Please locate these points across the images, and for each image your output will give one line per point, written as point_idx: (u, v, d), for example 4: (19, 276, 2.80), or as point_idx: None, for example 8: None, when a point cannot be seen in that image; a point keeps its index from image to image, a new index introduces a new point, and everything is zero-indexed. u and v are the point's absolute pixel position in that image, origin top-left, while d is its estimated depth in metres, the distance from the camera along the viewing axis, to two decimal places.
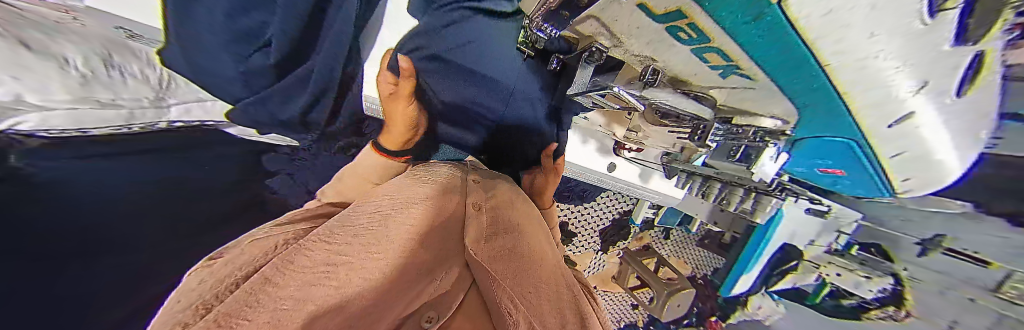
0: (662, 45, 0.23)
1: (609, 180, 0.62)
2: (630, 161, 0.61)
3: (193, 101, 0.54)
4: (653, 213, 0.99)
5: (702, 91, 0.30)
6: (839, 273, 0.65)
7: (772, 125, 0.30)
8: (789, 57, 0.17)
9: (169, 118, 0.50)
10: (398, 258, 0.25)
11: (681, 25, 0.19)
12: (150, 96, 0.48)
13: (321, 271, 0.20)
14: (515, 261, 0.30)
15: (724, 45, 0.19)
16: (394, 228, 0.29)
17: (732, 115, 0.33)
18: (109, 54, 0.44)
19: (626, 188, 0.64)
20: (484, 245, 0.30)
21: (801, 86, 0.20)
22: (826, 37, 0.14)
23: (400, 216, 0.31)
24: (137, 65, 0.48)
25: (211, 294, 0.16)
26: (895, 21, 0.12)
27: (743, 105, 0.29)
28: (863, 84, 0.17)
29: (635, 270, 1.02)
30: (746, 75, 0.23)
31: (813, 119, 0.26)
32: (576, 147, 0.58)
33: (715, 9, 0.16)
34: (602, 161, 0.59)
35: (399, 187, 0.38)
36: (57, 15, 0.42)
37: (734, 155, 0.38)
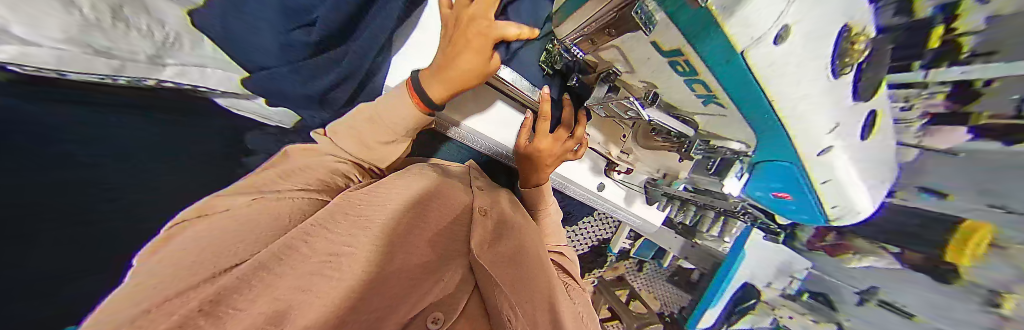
0: (661, 73, 0.27)
1: (598, 199, 0.66)
2: (618, 183, 0.65)
3: None
4: (629, 245, 1.05)
5: (688, 115, 0.35)
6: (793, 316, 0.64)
7: (738, 147, 0.34)
8: (748, 98, 0.21)
9: (167, 78, 0.45)
10: (401, 257, 0.26)
11: (678, 59, 0.23)
12: None
13: (322, 261, 0.21)
14: (514, 268, 0.31)
15: (706, 79, 0.23)
16: (389, 220, 0.28)
17: (709, 139, 0.38)
18: None
19: (612, 210, 0.68)
20: (488, 250, 0.31)
21: (760, 123, 0.24)
22: (768, 84, 0.18)
23: (399, 206, 0.31)
24: None
25: (197, 283, 0.16)
26: (811, 76, 0.16)
27: (718, 131, 0.33)
28: (800, 129, 0.22)
29: (608, 300, 1.06)
30: (719, 104, 0.26)
31: (766, 151, 0.30)
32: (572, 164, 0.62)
33: (700, 52, 0.19)
34: (593, 180, 0.63)
35: (413, 180, 0.38)
36: None
37: (712, 168, 0.43)
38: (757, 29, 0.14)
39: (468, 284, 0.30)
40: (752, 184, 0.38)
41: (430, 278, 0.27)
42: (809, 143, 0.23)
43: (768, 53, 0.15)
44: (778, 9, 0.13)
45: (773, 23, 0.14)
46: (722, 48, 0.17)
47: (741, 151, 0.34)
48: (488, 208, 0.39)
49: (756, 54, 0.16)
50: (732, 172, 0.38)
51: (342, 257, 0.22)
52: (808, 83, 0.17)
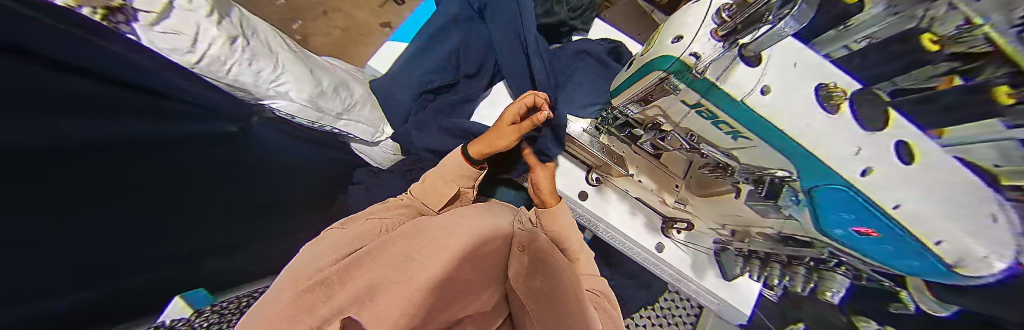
0: (693, 119, 0.29)
1: (659, 263, 0.57)
2: (683, 247, 0.55)
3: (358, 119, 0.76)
4: None
5: (728, 150, 0.29)
6: None
7: (783, 175, 0.25)
8: (770, 138, 0.21)
9: (335, 125, 0.72)
10: (444, 269, 0.36)
11: (704, 111, 0.26)
12: (338, 110, 0.70)
13: (395, 261, 0.37)
14: (551, 306, 0.37)
15: (727, 119, 0.24)
16: (435, 248, 0.38)
17: (757, 167, 0.27)
18: (338, 85, 0.72)
19: (675, 279, 0.58)
20: (524, 285, 0.39)
21: (808, 175, 0.22)
22: (782, 123, 0.20)
23: (439, 240, 0.39)
24: (346, 93, 0.73)
25: (323, 268, 0.36)
26: (809, 119, 0.19)
27: (757, 162, 0.26)
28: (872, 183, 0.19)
29: None
30: (746, 139, 0.24)
31: (841, 221, 0.23)
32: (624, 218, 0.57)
33: (716, 105, 0.23)
34: (651, 239, 0.56)
35: (464, 216, 0.44)
36: (347, 70, 0.83)
37: (762, 193, 0.30)
38: (750, 83, 0.21)
39: (503, 311, 0.40)
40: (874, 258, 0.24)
41: (471, 297, 0.37)
42: (885, 194, 0.19)
43: (765, 101, 0.20)
44: (756, 75, 0.20)
45: (757, 81, 0.20)
46: (728, 102, 0.22)
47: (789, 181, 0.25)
48: (528, 243, 0.44)
49: (755, 102, 0.20)
50: (783, 195, 0.27)
51: (408, 275, 0.34)
52: (814, 126, 0.19)
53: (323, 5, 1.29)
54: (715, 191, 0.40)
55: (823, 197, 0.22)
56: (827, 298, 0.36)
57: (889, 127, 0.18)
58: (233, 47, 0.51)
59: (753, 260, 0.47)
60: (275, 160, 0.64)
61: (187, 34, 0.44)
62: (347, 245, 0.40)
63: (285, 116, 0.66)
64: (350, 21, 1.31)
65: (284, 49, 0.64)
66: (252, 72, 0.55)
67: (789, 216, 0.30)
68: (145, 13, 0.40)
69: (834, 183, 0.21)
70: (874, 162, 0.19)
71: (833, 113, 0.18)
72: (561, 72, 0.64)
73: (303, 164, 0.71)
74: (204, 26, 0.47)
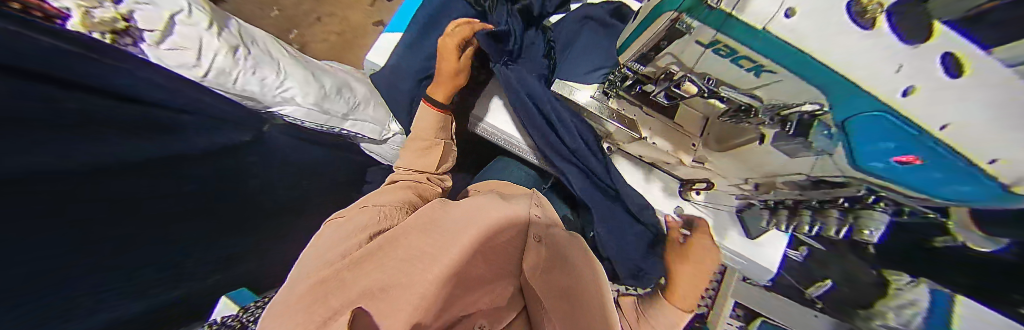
0: (708, 60, 0.27)
1: None
2: (703, 210, 0.55)
3: (365, 119, 0.76)
4: None
5: (750, 90, 0.28)
6: None
7: (812, 108, 0.24)
8: (788, 57, 0.20)
9: (341, 127, 0.73)
10: (457, 266, 0.33)
11: (718, 47, 0.24)
12: (344, 112, 0.71)
13: (409, 254, 0.34)
14: (565, 302, 0.39)
15: (748, 54, 0.22)
16: (451, 244, 0.35)
17: (783, 103, 0.27)
18: (342, 86, 0.73)
19: None
20: (541, 279, 0.39)
21: (837, 91, 0.20)
22: (803, 43, 0.18)
23: (458, 233, 0.36)
24: (351, 94, 0.73)
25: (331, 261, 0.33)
26: (830, 37, 0.17)
27: (783, 96, 0.26)
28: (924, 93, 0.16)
29: None
30: (768, 73, 0.23)
31: (880, 140, 0.21)
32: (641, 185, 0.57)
33: (732, 36, 0.21)
34: (668, 203, 0.57)
35: (477, 207, 0.40)
36: (350, 72, 0.84)
37: (789, 131, 0.29)
38: (764, 8, 0.18)
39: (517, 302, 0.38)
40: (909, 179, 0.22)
41: (483, 290, 0.35)
42: (928, 114, 0.17)
43: (786, 27, 0.18)
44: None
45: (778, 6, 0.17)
46: (744, 29, 0.20)
47: (817, 113, 0.24)
48: (545, 235, 0.42)
49: (777, 28, 0.18)
50: (813, 130, 0.27)
51: (419, 273, 0.31)
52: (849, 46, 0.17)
53: (317, 12, 1.29)
54: (734, 144, 0.39)
55: (861, 127, 0.21)
56: (866, 238, 0.35)
57: (931, 39, 0.14)
58: (233, 56, 0.53)
59: (778, 213, 0.45)
60: (289, 173, 0.67)
61: (191, 45, 0.47)
62: (360, 232, 0.37)
63: (295, 122, 0.67)
64: (345, 23, 1.30)
65: (282, 55, 0.64)
66: (256, 81, 0.56)
67: (821, 152, 0.28)
68: (149, 32, 0.44)
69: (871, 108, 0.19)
70: (916, 79, 0.16)
71: (869, 29, 0.16)
72: (564, 46, 0.62)
73: (312, 174, 0.73)
74: (204, 39, 0.50)
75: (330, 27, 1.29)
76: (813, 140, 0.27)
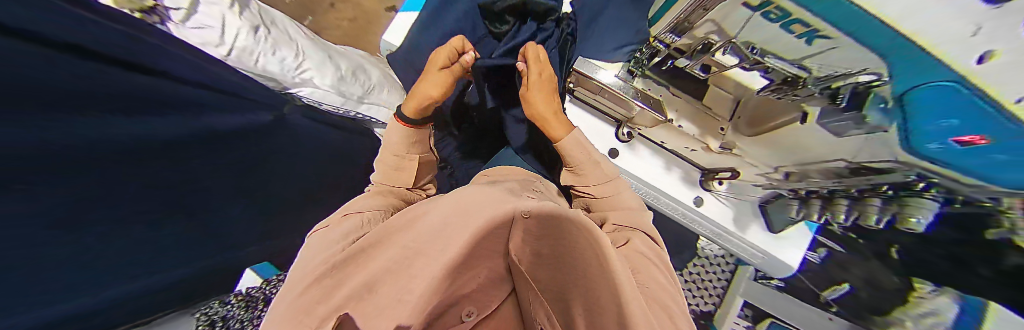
0: (757, 25, 0.28)
1: (699, 218, 0.56)
2: (724, 200, 0.54)
3: (378, 103, 0.78)
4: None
5: (802, 61, 0.30)
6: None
7: (868, 79, 0.25)
8: (857, 22, 0.20)
9: (358, 110, 0.74)
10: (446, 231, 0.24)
11: (769, 9, 0.24)
12: (360, 95, 0.73)
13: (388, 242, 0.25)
14: (555, 271, 0.25)
15: (804, 18, 0.23)
16: (455, 234, 0.22)
17: (835, 72, 0.28)
18: (358, 70, 0.74)
19: (716, 234, 0.57)
20: (529, 263, 0.27)
21: (895, 50, 0.20)
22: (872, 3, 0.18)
23: (432, 217, 0.24)
24: (367, 79, 0.75)
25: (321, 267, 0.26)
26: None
27: (834, 64, 0.27)
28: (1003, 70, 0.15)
29: None
30: (823, 38, 0.24)
31: (943, 109, 0.20)
32: (659, 174, 0.56)
33: None
34: (689, 193, 0.55)
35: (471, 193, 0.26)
36: (365, 57, 0.85)
37: (841, 102, 0.29)
38: None
39: (505, 285, 0.31)
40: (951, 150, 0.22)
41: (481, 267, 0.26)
42: (1006, 90, 0.16)
43: None
44: None
45: None
46: None
47: (870, 84, 0.25)
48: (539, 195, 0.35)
49: None
50: (869, 103, 0.26)
51: (416, 271, 0.21)
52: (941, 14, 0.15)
53: None
54: (771, 125, 0.40)
55: (930, 97, 0.20)
56: (912, 226, 0.31)
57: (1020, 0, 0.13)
58: (255, 36, 0.53)
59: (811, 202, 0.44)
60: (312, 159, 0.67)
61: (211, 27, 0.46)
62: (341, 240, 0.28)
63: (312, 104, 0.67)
64: (357, 11, 1.30)
65: (304, 38, 0.66)
66: (275, 60, 0.56)
67: (872, 129, 0.28)
68: (175, 10, 0.42)
69: (946, 76, 0.18)
70: (987, 41, 0.15)
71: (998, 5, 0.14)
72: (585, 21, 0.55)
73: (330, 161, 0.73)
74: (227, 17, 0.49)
75: (342, 14, 1.29)
76: (866, 114, 0.27)
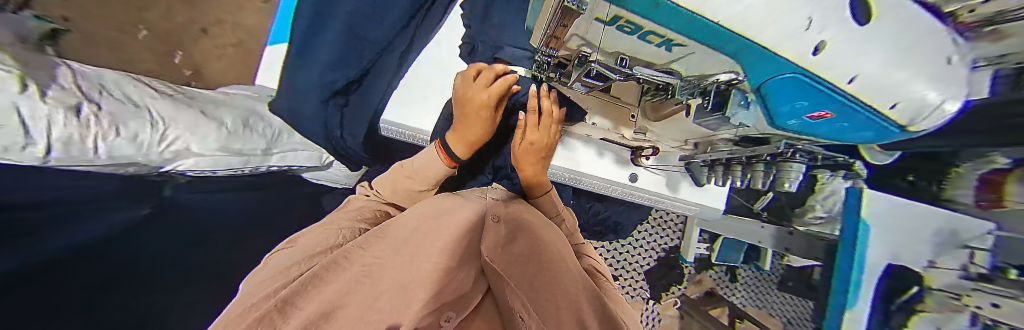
0: (621, 38, 0.26)
1: (635, 191, 0.70)
2: (652, 171, 0.68)
3: (288, 150, 0.70)
4: (708, 249, 1.23)
5: (667, 66, 0.30)
6: (999, 304, 0.51)
7: (727, 77, 0.26)
8: (698, 34, 0.18)
9: (268, 163, 0.66)
10: (428, 259, 0.29)
11: (620, 22, 0.22)
12: (263, 147, 0.64)
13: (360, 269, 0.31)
14: (530, 267, 0.31)
15: (654, 29, 0.21)
16: (427, 243, 0.32)
17: (702, 80, 0.30)
18: (248, 119, 0.64)
19: (658, 200, 0.72)
20: (502, 252, 0.31)
21: (740, 53, 0.18)
22: (708, 13, 0.14)
23: (417, 239, 0.34)
24: (262, 125, 0.66)
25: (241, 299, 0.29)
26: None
27: (703, 70, 0.28)
28: (843, 64, 0.16)
29: (702, 321, 1.15)
30: (680, 45, 0.22)
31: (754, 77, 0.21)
32: (595, 161, 0.68)
33: (654, 19, 0.18)
34: (622, 172, 0.68)
35: (431, 202, 0.45)
36: (216, 96, 0.67)
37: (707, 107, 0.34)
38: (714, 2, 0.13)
39: (480, 286, 0.30)
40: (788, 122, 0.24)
41: (451, 277, 0.27)
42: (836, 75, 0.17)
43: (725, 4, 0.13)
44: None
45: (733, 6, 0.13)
46: (698, 26, 0.16)
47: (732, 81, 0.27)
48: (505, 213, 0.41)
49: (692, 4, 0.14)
50: (731, 103, 0.30)
51: (393, 282, 0.27)
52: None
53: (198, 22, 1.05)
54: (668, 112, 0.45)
55: (775, 90, 0.20)
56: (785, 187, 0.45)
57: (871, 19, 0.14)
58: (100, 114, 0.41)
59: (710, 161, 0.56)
60: (238, 220, 0.63)
61: (21, 109, 0.31)
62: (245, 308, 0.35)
63: (202, 173, 0.57)
64: (242, 33, 1.10)
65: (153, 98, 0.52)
66: (128, 139, 0.43)
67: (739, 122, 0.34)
68: None
69: (785, 69, 0.17)
70: (827, 32, 0.14)
71: None
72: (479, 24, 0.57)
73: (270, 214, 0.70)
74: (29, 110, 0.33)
75: (223, 40, 1.07)
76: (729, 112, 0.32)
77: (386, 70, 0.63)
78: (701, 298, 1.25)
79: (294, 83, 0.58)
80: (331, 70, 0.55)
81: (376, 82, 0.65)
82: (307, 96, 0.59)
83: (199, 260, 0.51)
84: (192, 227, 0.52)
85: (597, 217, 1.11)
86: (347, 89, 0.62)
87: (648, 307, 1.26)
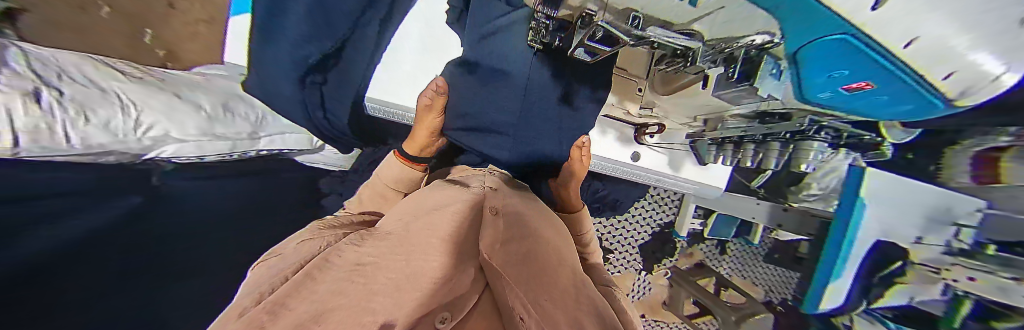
0: None
1: (636, 170, 0.70)
2: (655, 149, 0.68)
3: (277, 133, 0.67)
4: (702, 224, 1.26)
5: (690, 26, 0.29)
6: (975, 277, 0.54)
7: (762, 40, 0.26)
8: None
9: (256, 148, 0.63)
10: (418, 263, 0.29)
11: None
12: (248, 131, 0.61)
13: (353, 269, 0.28)
14: (526, 268, 0.31)
15: None
16: (426, 240, 0.32)
17: (727, 45, 0.30)
18: (226, 101, 0.60)
19: (658, 179, 0.73)
20: (499, 250, 0.32)
21: None
22: None
23: (412, 234, 0.34)
24: (244, 108, 0.62)
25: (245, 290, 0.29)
26: None
27: (733, 30, 0.28)
28: (893, 22, 0.15)
29: (690, 290, 1.23)
30: None
31: (800, 25, 0.20)
32: (597, 140, 0.67)
33: None
34: (626, 151, 0.68)
35: (428, 193, 0.46)
36: (191, 77, 0.61)
37: (733, 77, 0.33)
38: None
39: (480, 283, 0.29)
40: (815, 69, 0.24)
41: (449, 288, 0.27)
42: (891, 34, 0.16)
43: None
44: None
45: None
46: None
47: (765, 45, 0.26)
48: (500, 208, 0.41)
49: None
50: (761, 71, 0.29)
51: (383, 279, 0.26)
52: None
53: None
54: (680, 84, 0.45)
55: (826, 44, 0.20)
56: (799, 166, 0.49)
57: None
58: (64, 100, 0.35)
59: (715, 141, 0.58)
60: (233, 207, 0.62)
61: None
62: None
63: (188, 159, 0.54)
64: None
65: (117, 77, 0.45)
66: (101, 126, 0.38)
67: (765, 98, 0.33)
68: None
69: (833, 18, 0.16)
70: None
71: None
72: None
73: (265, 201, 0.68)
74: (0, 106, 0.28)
75: None
76: (756, 82, 0.30)
77: (365, 43, 0.64)
78: (692, 269, 1.32)
79: (264, 61, 0.59)
80: (300, 45, 0.57)
81: (357, 55, 0.65)
82: (278, 75, 0.60)
83: (199, 251, 0.52)
84: (189, 215, 0.52)
85: (596, 195, 1.12)
86: (324, 66, 0.63)
87: (640, 277, 1.34)
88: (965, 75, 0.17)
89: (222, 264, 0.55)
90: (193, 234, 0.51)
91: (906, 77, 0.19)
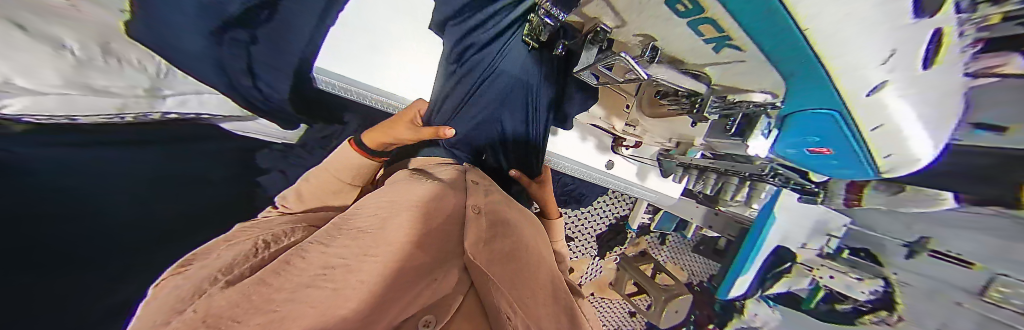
0: (663, 18, 0.25)
1: (607, 175, 0.74)
2: (628, 158, 0.73)
3: (190, 92, 0.55)
4: (650, 219, 1.42)
5: (699, 70, 0.33)
6: (833, 276, 0.70)
7: (762, 99, 0.32)
8: (782, 53, 0.21)
9: (163, 110, 0.51)
10: (394, 261, 0.26)
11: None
12: (145, 86, 0.48)
13: (317, 274, 0.24)
14: (512, 267, 0.30)
15: (723, 25, 0.21)
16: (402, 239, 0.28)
17: (726, 94, 0.36)
18: (108, 39, 0.44)
19: (625, 186, 0.78)
20: (483, 248, 0.30)
21: (803, 76, 0.23)
22: (818, 42, 0.17)
23: (387, 232, 0.30)
24: (136, 54, 0.48)
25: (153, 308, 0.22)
26: (881, 36, 0.16)
27: (735, 84, 0.32)
28: (872, 102, 0.23)
29: (633, 275, 1.41)
30: (734, 48, 0.24)
31: (795, 96, 0.28)
32: (577, 142, 0.69)
33: (749, 31, 0.20)
34: (600, 158, 0.71)
35: (401, 187, 0.42)
36: None
37: (732, 129, 0.43)
38: (844, 33, 0.16)
39: (464, 283, 0.28)
40: (795, 135, 0.37)
41: (424, 288, 0.24)
42: (866, 116, 0.25)
43: (839, 38, 0.17)
44: (860, 30, 0.16)
45: (859, 40, 0.16)
46: (794, 48, 0.20)
47: (767, 104, 0.33)
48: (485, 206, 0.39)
49: (816, 26, 0.16)
50: (758, 127, 0.38)
51: (357, 281, 0.23)
52: (873, 39, 0.16)
53: None
54: (664, 113, 0.52)
55: (813, 117, 0.29)
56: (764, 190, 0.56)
57: (936, 65, 0.18)
58: None
59: (682, 165, 0.66)
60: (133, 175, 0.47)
61: None
62: None
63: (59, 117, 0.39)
64: None
65: None
66: None
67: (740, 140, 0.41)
68: None
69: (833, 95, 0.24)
70: (891, 77, 0.19)
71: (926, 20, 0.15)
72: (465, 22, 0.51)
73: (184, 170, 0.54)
74: None
75: None
76: (753, 138, 0.39)
77: None
78: (637, 256, 1.50)
79: None
80: None
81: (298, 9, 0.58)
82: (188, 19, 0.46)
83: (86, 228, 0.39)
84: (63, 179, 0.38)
85: (564, 188, 1.18)
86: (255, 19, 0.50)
87: (593, 262, 1.49)
88: (895, 143, 0.28)
89: (163, 233, 0.46)
90: (106, 206, 0.40)
91: (858, 150, 0.31)
